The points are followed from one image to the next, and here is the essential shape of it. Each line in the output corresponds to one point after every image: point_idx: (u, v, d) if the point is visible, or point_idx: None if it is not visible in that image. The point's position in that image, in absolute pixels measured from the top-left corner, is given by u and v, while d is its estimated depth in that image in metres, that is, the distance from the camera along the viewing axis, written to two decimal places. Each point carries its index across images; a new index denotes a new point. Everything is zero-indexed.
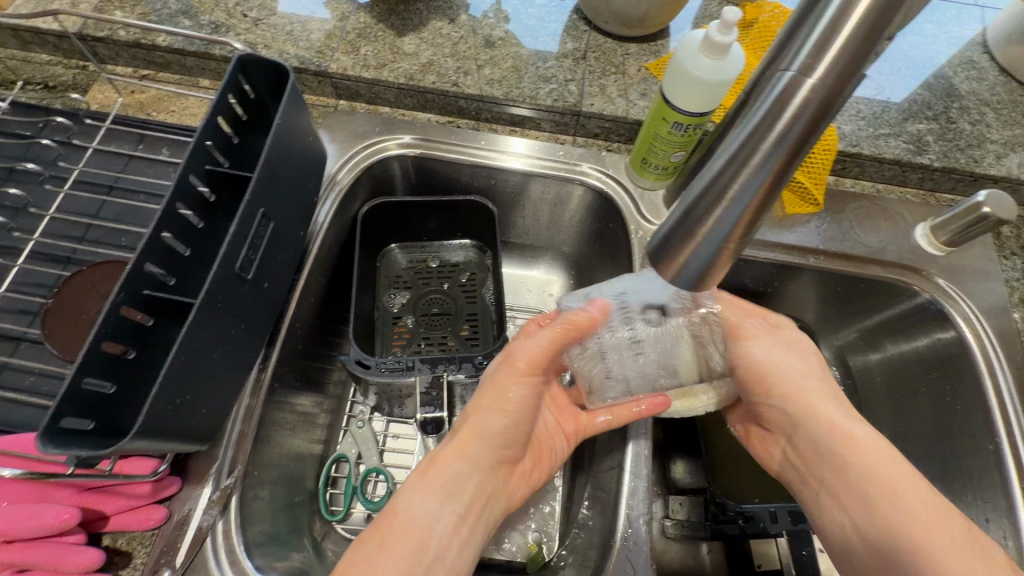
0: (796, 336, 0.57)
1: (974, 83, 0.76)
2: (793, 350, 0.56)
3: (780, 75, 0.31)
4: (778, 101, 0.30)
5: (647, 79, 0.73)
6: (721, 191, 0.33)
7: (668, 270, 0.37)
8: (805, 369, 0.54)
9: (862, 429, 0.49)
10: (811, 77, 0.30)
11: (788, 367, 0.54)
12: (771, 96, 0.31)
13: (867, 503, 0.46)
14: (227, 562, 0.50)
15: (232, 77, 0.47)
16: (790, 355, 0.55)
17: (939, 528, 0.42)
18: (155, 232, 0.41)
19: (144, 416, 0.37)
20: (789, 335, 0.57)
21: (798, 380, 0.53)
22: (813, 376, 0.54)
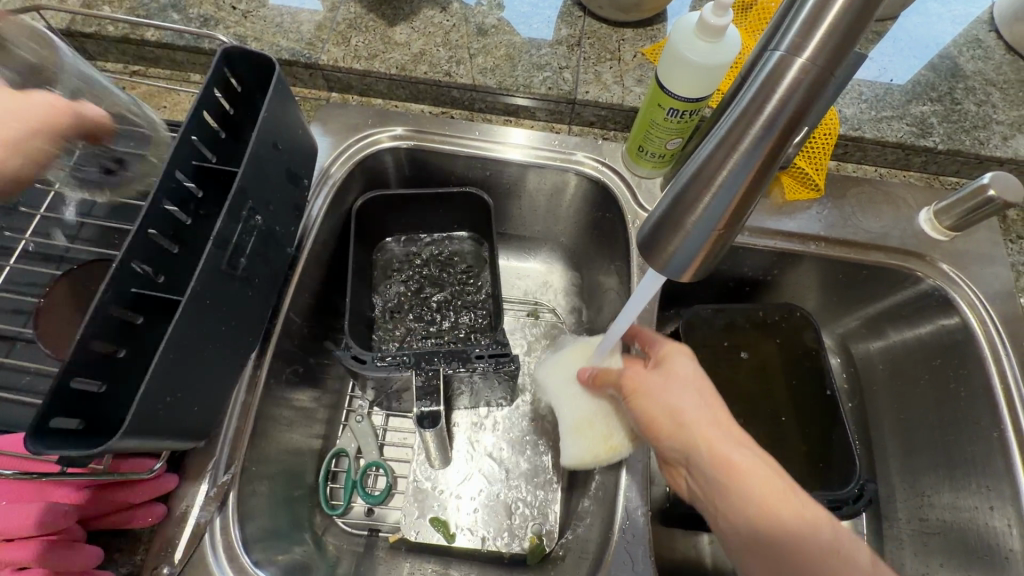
0: (680, 360, 0.51)
1: (980, 62, 0.75)
2: (676, 381, 0.49)
3: (768, 56, 0.32)
4: (771, 77, 0.31)
5: (643, 65, 0.71)
6: (712, 175, 0.32)
7: (656, 262, 0.35)
8: (688, 393, 0.48)
9: (741, 453, 0.43)
10: (800, 56, 0.30)
11: (667, 401, 0.48)
12: (762, 76, 0.31)
13: (760, 541, 0.41)
14: (226, 558, 0.51)
15: (218, 70, 0.46)
16: (673, 387, 0.48)
17: (814, 540, 0.40)
18: (141, 228, 0.40)
19: (134, 415, 0.37)
20: (675, 363, 0.50)
21: (679, 417, 0.46)
22: (695, 397, 0.47)
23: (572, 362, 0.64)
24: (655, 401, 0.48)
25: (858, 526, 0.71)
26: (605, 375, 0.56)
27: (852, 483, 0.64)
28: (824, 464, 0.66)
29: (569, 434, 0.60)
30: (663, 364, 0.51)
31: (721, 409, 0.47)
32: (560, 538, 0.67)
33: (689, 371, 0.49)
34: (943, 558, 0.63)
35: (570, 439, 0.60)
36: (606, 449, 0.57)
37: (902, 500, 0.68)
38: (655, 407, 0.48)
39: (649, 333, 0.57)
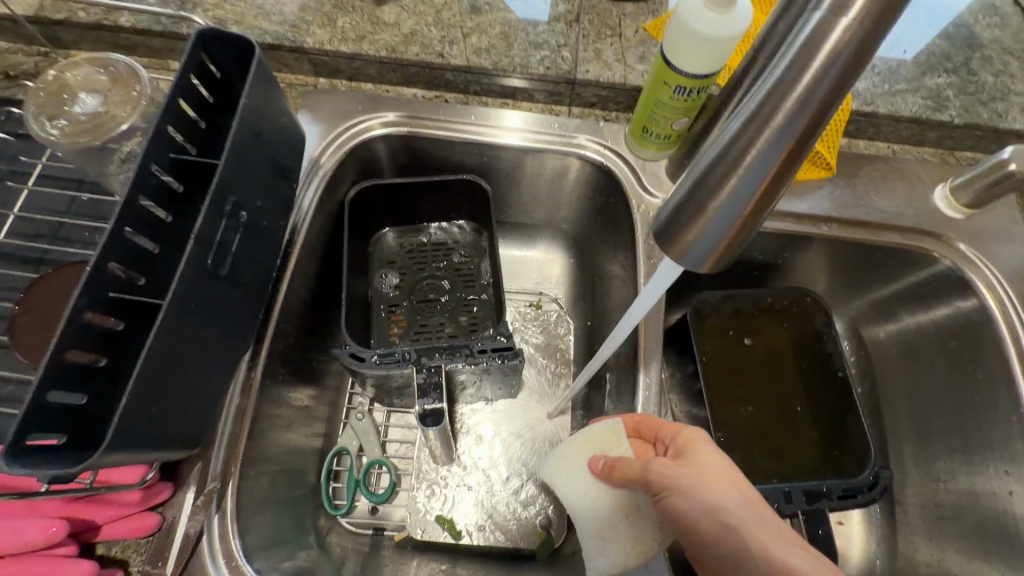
0: (703, 448, 0.48)
1: (997, 30, 0.71)
2: (709, 474, 0.45)
3: (807, 19, 0.29)
4: (811, 40, 0.28)
5: (645, 41, 0.68)
6: (738, 155, 0.29)
7: (675, 251, 0.33)
8: (723, 486, 0.44)
9: (798, 556, 0.41)
10: (844, 18, 0.28)
11: (707, 499, 0.44)
12: (799, 40, 0.29)
13: None
14: (226, 566, 0.49)
15: (194, 53, 0.43)
16: (708, 482, 0.44)
17: None
18: (115, 227, 0.37)
19: (115, 429, 0.35)
20: (699, 452, 0.47)
21: (723, 516, 0.43)
22: (732, 490, 0.44)
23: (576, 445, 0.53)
24: (693, 499, 0.44)
25: (871, 512, 0.70)
26: (624, 468, 0.48)
27: (867, 470, 0.62)
28: (838, 451, 0.65)
29: (591, 540, 0.50)
30: (685, 453, 0.47)
31: (759, 500, 0.44)
32: (570, 532, 0.66)
33: (715, 460, 0.47)
34: (960, 544, 0.62)
35: (592, 547, 0.50)
36: (634, 553, 0.48)
37: (917, 485, 0.67)
38: (695, 507, 0.44)
39: (652, 418, 0.52)
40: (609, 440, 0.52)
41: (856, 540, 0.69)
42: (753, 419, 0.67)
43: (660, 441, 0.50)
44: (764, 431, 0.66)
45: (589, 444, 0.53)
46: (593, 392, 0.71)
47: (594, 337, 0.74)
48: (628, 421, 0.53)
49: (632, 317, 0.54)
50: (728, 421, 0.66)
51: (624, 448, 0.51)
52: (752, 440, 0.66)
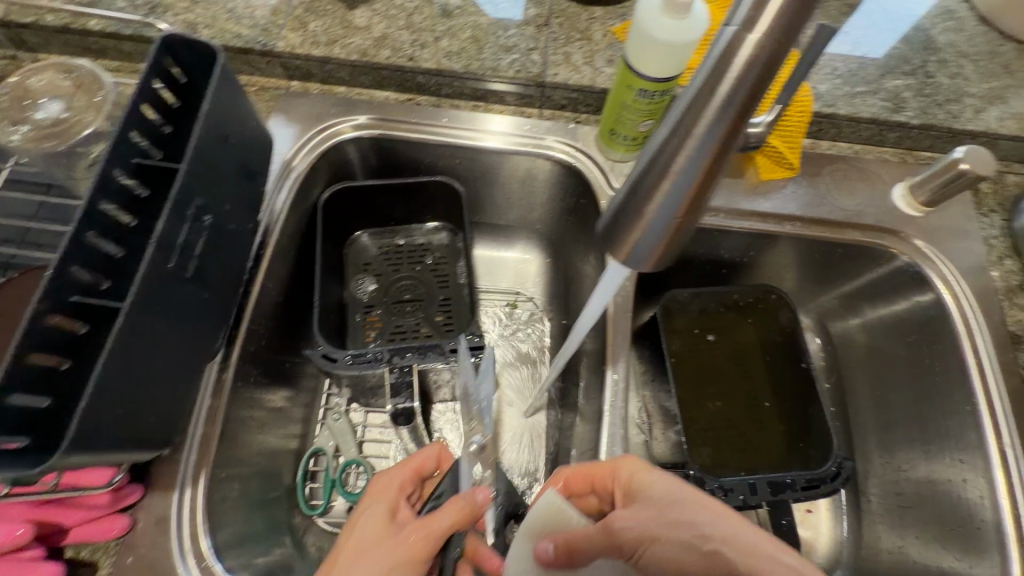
0: (646, 476, 0.49)
1: (953, 34, 0.74)
2: (669, 505, 0.46)
3: (724, 29, 0.29)
4: (725, 55, 0.28)
5: (613, 45, 0.69)
6: (668, 160, 0.32)
7: (619, 252, 0.35)
8: (688, 509, 0.45)
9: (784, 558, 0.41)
10: (753, 31, 0.28)
11: (680, 535, 0.44)
12: (715, 54, 0.29)
13: None
14: (196, 566, 0.49)
15: (157, 59, 0.43)
16: (673, 513, 0.46)
17: None
18: (77, 232, 0.38)
19: (77, 431, 0.35)
20: (644, 485, 0.48)
21: (702, 544, 0.43)
22: (696, 508, 0.45)
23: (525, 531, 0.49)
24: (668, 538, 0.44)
25: (837, 501, 0.72)
26: (581, 544, 0.46)
27: (830, 460, 0.63)
28: (804, 443, 0.66)
29: None
30: (634, 491, 0.48)
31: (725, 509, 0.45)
32: None
33: (665, 486, 0.48)
34: (919, 531, 0.64)
35: None
36: None
37: (880, 474, 0.69)
38: (670, 548, 0.44)
39: (581, 469, 0.52)
40: (555, 517, 0.49)
41: (823, 529, 0.71)
42: (722, 413, 0.69)
43: (597, 485, 0.52)
44: (733, 425, 0.68)
45: (533, 531, 0.48)
46: (567, 389, 0.72)
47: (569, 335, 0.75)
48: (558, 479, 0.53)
49: (594, 312, 0.55)
50: (697, 416, 0.68)
51: (571, 519, 0.49)
52: (721, 434, 0.67)
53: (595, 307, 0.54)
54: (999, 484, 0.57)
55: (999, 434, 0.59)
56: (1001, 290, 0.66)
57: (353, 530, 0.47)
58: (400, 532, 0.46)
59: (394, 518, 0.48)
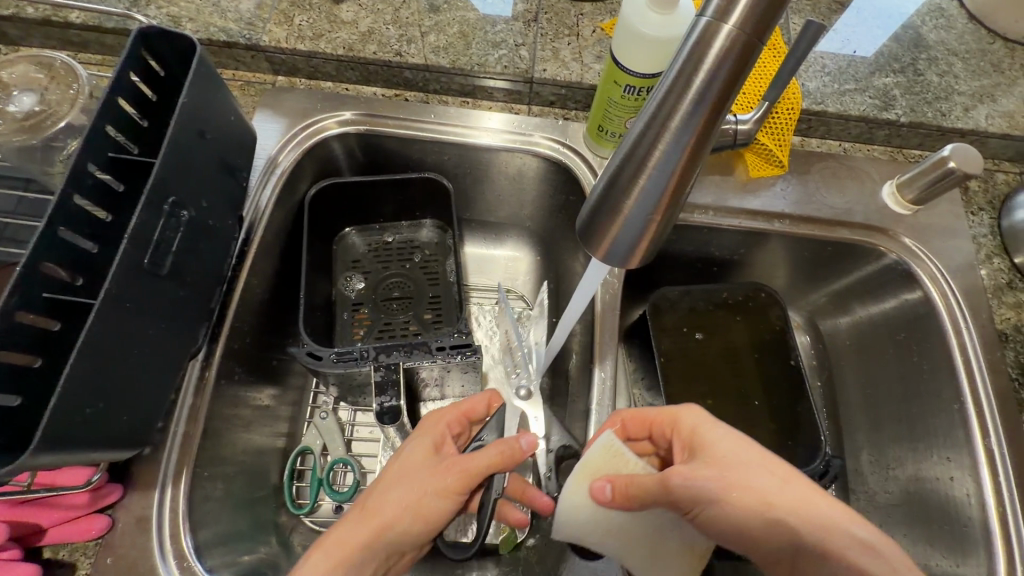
0: (711, 431, 0.47)
1: (943, 32, 0.74)
2: (732, 466, 0.44)
3: (696, 19, 0.29)
4: (698, 47, 0.28)
5: (602, 41, 0.69)
6: (645, 155, 0.31)
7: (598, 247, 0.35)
8: (753, 470, 0.44)
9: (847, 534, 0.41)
10: (727, 23, 0.28)
11: (748, 497, 0.43)
12: (688, 46, 0.29)
13: None
14: (177, 566, 0.49)
15: (134, 51, 0.43)
16: (737, 477, 0.44)
17: None
18: (49, 227, 0.37)
19: (46, 430, 0.34)
20: (709, 440, 0.47)
21: (767, 510, 0.42)
22: (761, 472, 0.44)
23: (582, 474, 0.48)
24: (730, 502, 0.43)
25: None
26: (643, 490, 0.45)
27: (818, 459, 0.63)
28: (793, 441, 0.66)
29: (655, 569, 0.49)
30: (696, 443, 0.47)
31: (790, 475, 0.44)
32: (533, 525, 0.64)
33: (728, 444, 0.46)
34: (907, 529, 0.64)
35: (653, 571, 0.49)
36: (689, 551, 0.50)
37: (869, 472, 0.69)
38: (732, 510, 0.43)
39: (641, 413, 0.51)
40: (611, 461, 0.48)
41: None
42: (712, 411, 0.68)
43: (655, 432, 0.51)
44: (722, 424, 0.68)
45: (592, 470, 0.48)
46: (556, 388, 0.71)
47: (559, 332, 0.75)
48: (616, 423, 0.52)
49: (578, 306, 0.54)
50: None
51: (630, 462, 0.48)
52: None
53: (579, 301, 0.54)
54: (986, 482, 0.57)
55: (986, 432, 0.59)
56: (989, 289, 0.66)
57: (398, 455, 0.49)
58: (441, 461, 0.47)
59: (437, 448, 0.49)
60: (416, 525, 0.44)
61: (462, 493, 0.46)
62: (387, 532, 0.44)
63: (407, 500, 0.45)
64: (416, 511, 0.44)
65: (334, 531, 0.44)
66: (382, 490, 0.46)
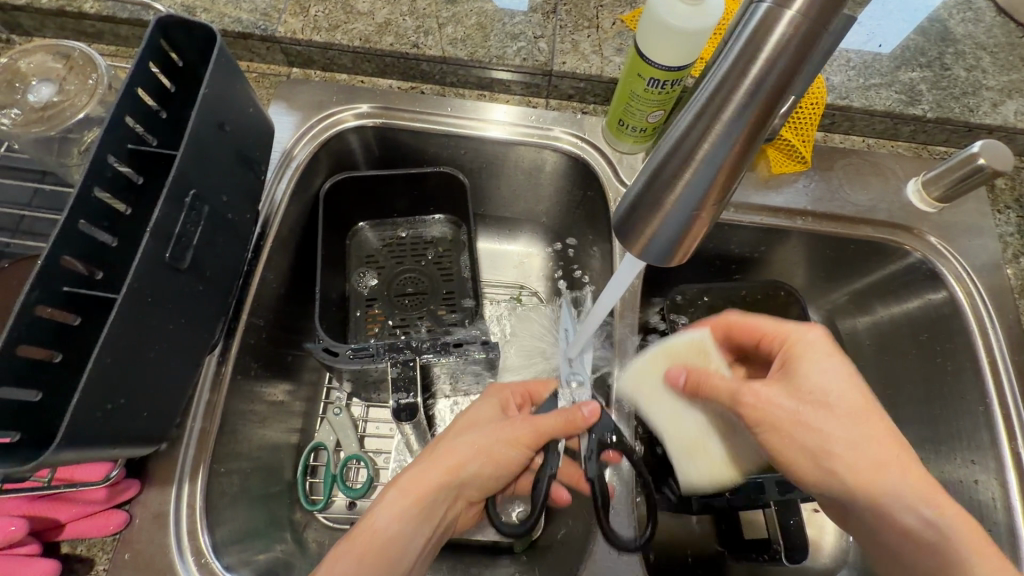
0: (818, 356, 0.47)
1: (971, 25, 0.72)
2: (813, 402, 0.44)
3: (756, 5, 0.29)
4: (758, 31, 0.28)
5: (622, 33, 0.67)
6: (692, 147, 0.31)
7: (637, 243, 0.34)
8: (834, 417, 0.43)
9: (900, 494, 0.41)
10: (788, 10, 0.28)
11: (825, 422, 0.43)
12: (746, 33, 0.29)
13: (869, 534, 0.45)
14: (195, 563, 0.48)
15: (152, 41, 0.42)
16: (813, 414, 0.44)
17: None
18: (69, 220, 0.36)
19: (68, 427, 0.34)
20: (802, 370, 0.46)
21: (826, 455, 0.43)
22: (838, 418, 0.43)
23: (657, 365, 0.55)
24: (793, 435, 0.44)
25: None
26: (707, 388, 0.50)
27: None
28: None
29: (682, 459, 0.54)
30: (792, 364, 0.48)
31: (873, 431, 0.43)
32: (549, 524, 0.64)
33: (823, 380, 0.45)
34: None
35: (680, 462, 0.54)
36: (729, 471, 0.54)
37: None
38: (790, 440, 0.44)
39: (749, 321, 0.54)
40: (694, 355, 0.55)
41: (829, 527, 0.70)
42: None
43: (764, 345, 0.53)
44: None
45: (673, 358, 0.55)
46: None
47: None
48: (717, 325, 0.57)
49: (608, 302, 0.53)
50: None
51: (712, 364, 0.54)
52: None
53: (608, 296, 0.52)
54: (1013, 485, 0.56)
55: (1013, 435, 0.58)
56: (1015, 289, 0.65)
57: (468, 413, 0.53)
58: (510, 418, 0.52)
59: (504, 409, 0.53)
60: (487, 468, 0.49)
61: (530, 447, 0.50)
62: (460, 474, 0.48)
63: (481, 445, 0.49)
64: (489, 456, 0.49)
65: (407, 473, 0.48)
66: (455, 436, 0.50)
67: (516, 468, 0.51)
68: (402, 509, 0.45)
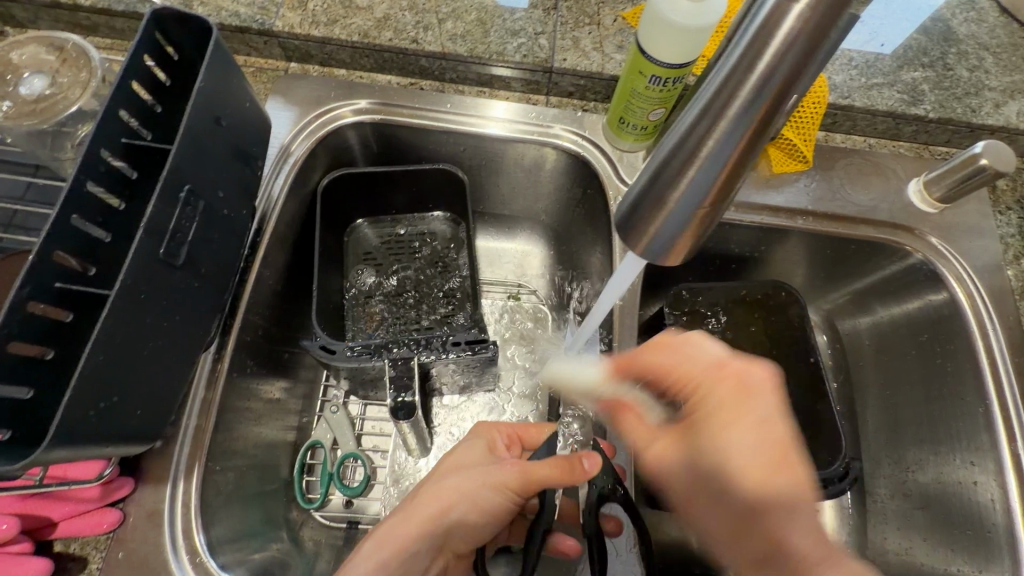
0: (727, 421, 0.42)
1: (973, 25, 0.71)
2: (702, 477, 0.42)
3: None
4: (765, 27, 0.28)
5: (624, 30, 0.67)
6: (696, 146, 0.31)
7: (639, 241, 0.35)
8: (727, 498, 0.40)
9: None
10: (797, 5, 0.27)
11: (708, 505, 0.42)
12: (752, 30, 0.28)
13: None
14: (190, 562, 0.48)
15: (146, 33, 0.41)
16: (696, 488, 0.42)
17: None
18: (61, 215, 0.36)
19: (59, 426, 0.33)
20: (708, 437, 0.42)
21: (708, 532, 0.42)
22: (729, 504, 0.40)
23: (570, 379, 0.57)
24: (682, 499, 0.44)
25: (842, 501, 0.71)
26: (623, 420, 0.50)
27: (838, 461, 0.63)
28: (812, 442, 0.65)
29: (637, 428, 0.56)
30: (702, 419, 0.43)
31: (769, 524, 0.38)
32: None
33: (730, 452, 0.41)
34: (928, 533, 0.63)
35: None
36: None
37: (887, 474, 0.68)
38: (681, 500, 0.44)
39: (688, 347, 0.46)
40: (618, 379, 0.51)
41: (827, 527, 0.70)
42: None
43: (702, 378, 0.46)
44: None
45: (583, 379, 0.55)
46: None
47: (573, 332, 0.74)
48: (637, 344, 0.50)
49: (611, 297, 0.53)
50: None
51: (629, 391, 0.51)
52: None
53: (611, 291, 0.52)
54: (1012, 486, 0.56)
55: (1013, 437, 0.58)
56: (1016, 290, 0.65)
57: (455, 453, 0.52)
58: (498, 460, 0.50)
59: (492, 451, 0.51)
60: (473, 515, 0.47)
61: (518, 493, 0.48)
62: (444, 519, 0.46)
63: (465, 488, 0.47)
64: (473, 499, 0.47)
65: (384, 524, 0.46)
66: (440, 478, 0.48)
67: (504, 515, 0.48)
68: (379, 561, 0.43)
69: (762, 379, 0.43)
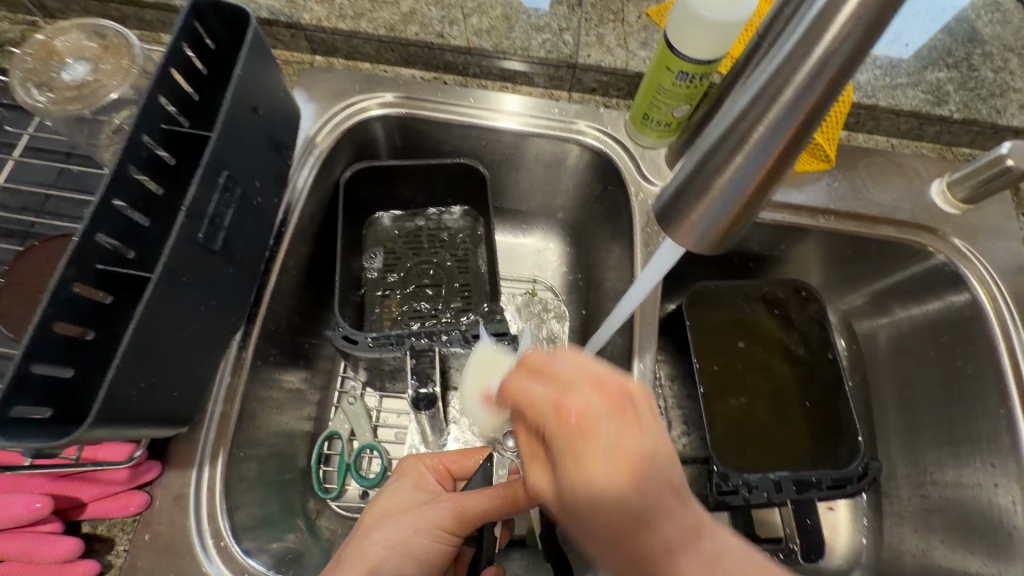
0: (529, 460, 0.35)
1: (999, 27, 0.71)
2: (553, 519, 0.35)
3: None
4: (822, 18, 0.31)
5: (648, 27, 0.67)
6: (746, 132, 0.34)
7: (683, 225, 0.38)
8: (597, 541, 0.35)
9: None
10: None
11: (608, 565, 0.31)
12: (807, 23, 0.32)
13: None
14: (216, 547, 0.48)
15: (187, 22, 0.42)
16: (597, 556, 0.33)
17: None
18: (105, 198, 0.36)
19: (102, 404, 0.34)
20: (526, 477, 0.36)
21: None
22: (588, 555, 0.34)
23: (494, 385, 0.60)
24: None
25: (859, 502, 0.70)
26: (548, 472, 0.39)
27: (856, 460, 0.62)
28: (831, 442, 0.65)
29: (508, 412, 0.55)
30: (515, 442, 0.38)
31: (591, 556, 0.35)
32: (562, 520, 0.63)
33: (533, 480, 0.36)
34: (946, 535, 0.62)
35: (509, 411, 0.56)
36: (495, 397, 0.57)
37: (905, 476, 0.67)
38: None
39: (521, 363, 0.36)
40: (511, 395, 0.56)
41: (843, 527, 0.70)
42: (746, 408, 0.67)
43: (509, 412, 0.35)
44: (754, 423, 0.67)
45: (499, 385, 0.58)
46: None
47: (589, 328, 0.74)
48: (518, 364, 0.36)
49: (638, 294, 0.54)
50: (720, 410, 0.67)
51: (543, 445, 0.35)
52: (744, 430, 0.66)
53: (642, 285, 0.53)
54: None
55: None
56: None
57: (382, 498, 0.47)
58: (424, 501, 0.46)
59: (424, 490, 0.48)
60: (408, 567, 0.43)
61: (450, 533, 0.44)
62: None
63: (393, 540, 0.43)
64: (405, 550, 0.43)
65: None
66: (360, 538, 0.44)
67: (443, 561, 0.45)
68: None
69: (601, 404, 0.32)
